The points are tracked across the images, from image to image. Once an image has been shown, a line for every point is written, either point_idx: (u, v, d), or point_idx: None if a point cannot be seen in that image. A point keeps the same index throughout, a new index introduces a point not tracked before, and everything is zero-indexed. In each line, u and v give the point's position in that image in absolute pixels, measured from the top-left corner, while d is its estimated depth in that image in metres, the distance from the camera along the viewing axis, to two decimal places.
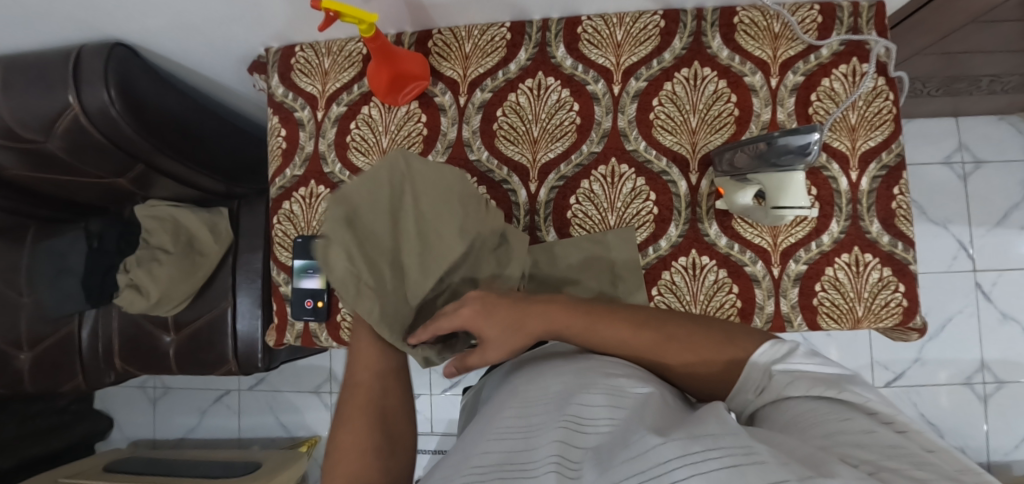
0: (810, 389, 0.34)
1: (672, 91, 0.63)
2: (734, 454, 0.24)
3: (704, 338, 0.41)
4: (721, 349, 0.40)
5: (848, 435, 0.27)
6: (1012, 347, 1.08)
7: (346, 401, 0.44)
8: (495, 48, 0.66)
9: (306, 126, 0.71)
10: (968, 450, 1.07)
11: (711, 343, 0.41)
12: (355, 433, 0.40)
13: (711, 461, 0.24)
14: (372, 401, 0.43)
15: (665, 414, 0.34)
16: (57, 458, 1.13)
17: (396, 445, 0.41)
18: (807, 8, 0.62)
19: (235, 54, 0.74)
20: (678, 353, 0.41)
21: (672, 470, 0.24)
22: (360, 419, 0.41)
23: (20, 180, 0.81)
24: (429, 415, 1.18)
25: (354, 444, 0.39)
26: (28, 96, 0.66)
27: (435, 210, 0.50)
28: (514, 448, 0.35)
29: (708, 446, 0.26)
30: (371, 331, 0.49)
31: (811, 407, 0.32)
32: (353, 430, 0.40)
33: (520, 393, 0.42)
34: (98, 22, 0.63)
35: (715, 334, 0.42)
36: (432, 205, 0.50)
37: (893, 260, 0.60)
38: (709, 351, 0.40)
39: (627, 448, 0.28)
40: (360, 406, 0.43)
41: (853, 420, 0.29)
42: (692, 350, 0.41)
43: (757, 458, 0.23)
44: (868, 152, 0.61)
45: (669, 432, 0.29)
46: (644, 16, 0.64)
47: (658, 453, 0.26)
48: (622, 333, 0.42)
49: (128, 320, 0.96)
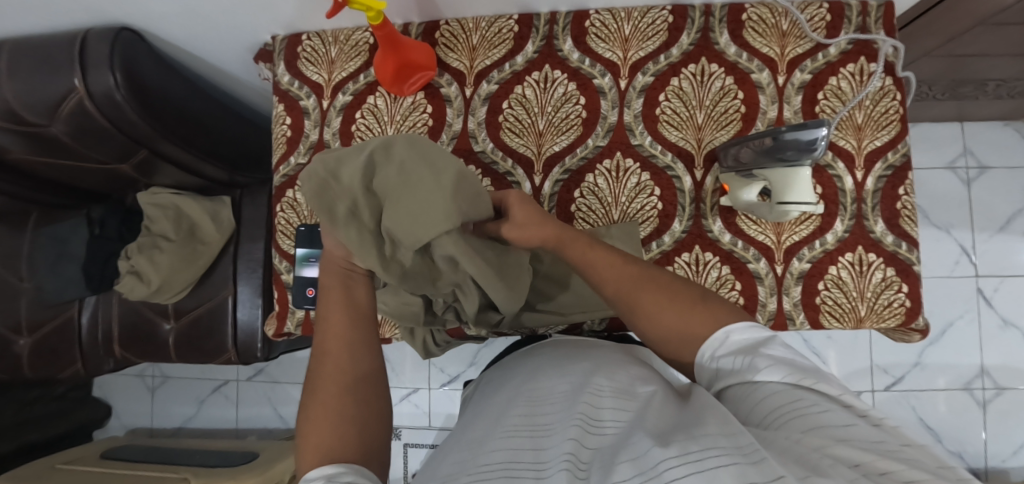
0: (786, 376, 0.32)
1: (678, 87, 0.63)
2: (734, 454, 0.25)
3: (680, 290, 0.43)
4: (695, 310, 0.41)
5: (832, 431, 0.26)
6: (1013, 353, 1.08)
7: (313, 389, 0.40)
8: (503, 40, 0.66)
9: (311, 114, 0.71)
10: (966, 456, 1.07)
11: (686, 301, 0.42)
12: (327, 408, 0.39)
13: (709, 461, 0.24)
14: (345, 373, 0.41)
15: (665, 414, 0.36)
16: (54, 445, 1.13)
17: (374, 415, 0.40)
18: (816, 6, 0.62)
19: (243, 42, 0.74)
20: (662, 313, 0.41)
21: (671, 469, 0.25)
22: (333, 393, 0.40)
23: (26, 164, 0.81)
24: (427, 409, 1.18)
25: (329, 417, 0.38)
26: (34, 79, 0.66)
27: (421, 187, 0.41)
28: (524, 448, 0.37)
29: (707, 445, 0.26)
30: (341, 306, 0.44)
31: (784, 393, 0.31)
32: (326, 405, 0.39)
33: (529, 396, 0.45)
34: (109, 8, 0.63)
35: (691, 292, 0.43)
36: (418, 181, 0.41)
37: (897, 260, 0.60)
38: (677, 300, 0.42)
39: (626, 451, 0.29)
40: (325, 397, 0.39)
41: (830, 413, 0.28)
42: (666, 297, 0.42)
43: (756, 457, 0.24)
44: (873, 152, 0.61)
45: (669, 435, 0.29)
46: (652, 11, 0.64)
47: (656, 454, 0.26)
48: (607, 264, 0.45)
49: (129, 307, 0.96)
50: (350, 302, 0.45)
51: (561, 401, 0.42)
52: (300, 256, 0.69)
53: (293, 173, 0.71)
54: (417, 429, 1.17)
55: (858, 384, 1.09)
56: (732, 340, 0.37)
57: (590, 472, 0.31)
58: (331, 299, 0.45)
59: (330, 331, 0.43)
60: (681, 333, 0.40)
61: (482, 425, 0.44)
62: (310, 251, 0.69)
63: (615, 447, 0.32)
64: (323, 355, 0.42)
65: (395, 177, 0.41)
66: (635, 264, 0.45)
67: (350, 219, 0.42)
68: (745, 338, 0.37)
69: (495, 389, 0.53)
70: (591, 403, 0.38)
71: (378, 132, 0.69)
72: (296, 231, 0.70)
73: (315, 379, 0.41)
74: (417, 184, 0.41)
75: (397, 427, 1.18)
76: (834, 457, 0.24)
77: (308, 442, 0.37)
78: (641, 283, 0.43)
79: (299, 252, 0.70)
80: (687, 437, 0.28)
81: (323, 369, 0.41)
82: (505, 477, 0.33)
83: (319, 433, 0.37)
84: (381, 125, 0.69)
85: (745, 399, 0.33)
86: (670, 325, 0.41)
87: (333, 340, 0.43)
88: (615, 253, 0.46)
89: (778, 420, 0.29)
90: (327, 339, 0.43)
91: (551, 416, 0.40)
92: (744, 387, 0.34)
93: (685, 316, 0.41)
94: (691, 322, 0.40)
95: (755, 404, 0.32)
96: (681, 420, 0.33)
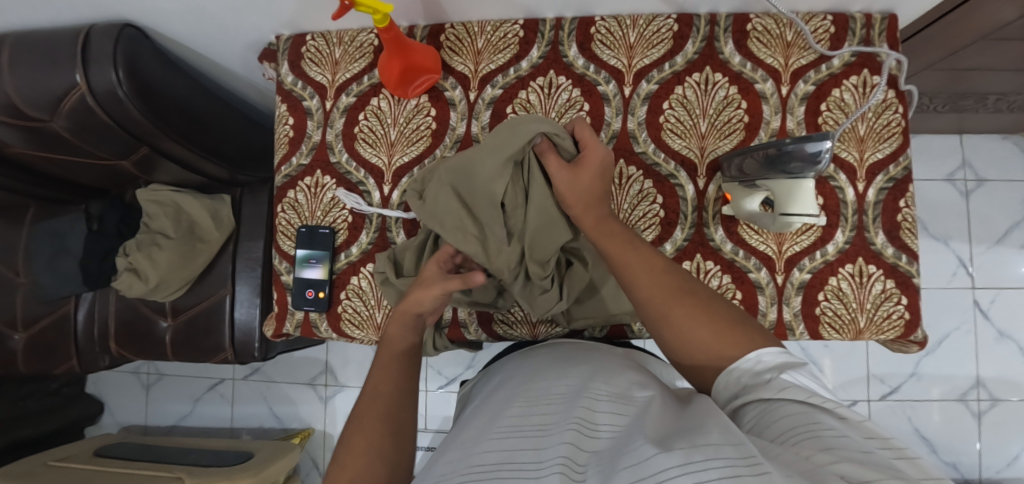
0: (808, 396, 0.33)
1: (682, 95, 0.63)
2: (736, 464, 0.25)
3: (716, 309, 0.41)
4: (732, 332, 0.40)
5: (846, 452, 0.26)
6: (1007, 365, 1.08)
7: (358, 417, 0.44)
8: (508, 45, 0.66)
9: (315, 115, 0.71)
10: (960, 467, 1.08)
11: (725, 323, 0.40)
12: (364, 439, 0.41)
13: (711, 471, 0.24)
14: (387, 409, 0.44)
15: (663, 419, 0.36)
16: (47, 441, 1.12)
17: (402, 458, 0.42)
18: (820, 18, 0.62)
19: (248, 41, 0.73)
20: (697, 329, 0.40)
21: (673, 477, 0.25)
22: (372, 425, 0.42)
23: (25, 158, 0.80)
24: (423, 411, 1.17)
25: (366, 449, 0.40)
26: (35, 73, 0.65)
27: (472, 170, 0.51)
28: (522, 448, 0.37)
29: (710, 455, 0.26)
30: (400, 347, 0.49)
31: (804, 415, 0.31)
32: (364, 437, 0.41)
33: (525, 397, 0.45)
34: (113, 4, 0.63)
35: (727, 313, 0.41)
36: (468, 168, 0.51)
37: (897, 272, 0.60)
38: (715, 318, 0.40)
39: (626, 457, 0.29)
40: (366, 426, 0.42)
41: (847, 437, 0.28)
42: (703, 312, 0.41)
43: (760, 469, 0.24)
44: (875, 164, 0.61)
45: (671, 441, 0.29)
46: (657, 19, 0.64)
47: (659, 460, 0.26)
48: (641, 268, 0.44)
49: (126, 304, 0.95)
50: (408, 349, 0.49)
51: (560, 402, 0.42)
52: (301, 257, 0.69)
53: (295, 173, 0.71)
54: None
55: (854, 393, 1.10)
56: (761, 364, 0.37)
57: (588, 475, 0.31)
58: (390, 341, 0.50)
59: (384, 369, 0.47)
60: (705, 345, 0.40)
61: (481, 424, 0.43)
62: (311, 252, 0.69)
63: (612, 451, 0.32)
64: (372, 387, 0.46)
65: (454, 177, 0.53)
66: (673, 273, 0.44)
67: (451, 229, 0.53)
68: (776, 361, 0.37)
69: (493, 390, 0.53)
70: (590, 406, 0.39)
71: (382, 134, 0.69)
72: (296, 232, 0.70)
73: (360, 406, 0.45)
74: (466, 173, 0.52)
75: None
76: (838, 475, 0.24)
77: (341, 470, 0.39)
78: (675, 294, 0.42)
79: (300, 254, 0.69)
80: (688, 445, 0.28)
81: (365, 404, 0.44)
82: (503, 476, 0.33)
83: (355, 462, 0.40)
84: (385, 127, 0.69)
85: (763, 415, 0.33)
86: (697, 338, 0.40)
87: (380, 378, 0.46)
88: (654, 258, 0.46)
89: (795, 437, 0.30)
90: (376, 377, 0.47)
91: (548, 417, 0.40)
92: (762, 404, 0.34)
93: (715, 334, 0.40)
94: (720, 339, 0.39)
95: (774, 420, 0.32)
96: (680, 425, 0.34)
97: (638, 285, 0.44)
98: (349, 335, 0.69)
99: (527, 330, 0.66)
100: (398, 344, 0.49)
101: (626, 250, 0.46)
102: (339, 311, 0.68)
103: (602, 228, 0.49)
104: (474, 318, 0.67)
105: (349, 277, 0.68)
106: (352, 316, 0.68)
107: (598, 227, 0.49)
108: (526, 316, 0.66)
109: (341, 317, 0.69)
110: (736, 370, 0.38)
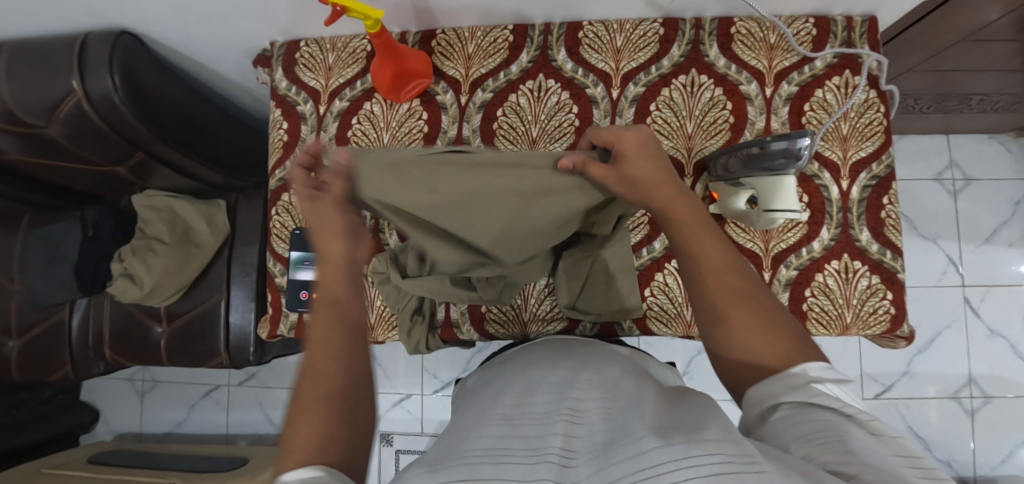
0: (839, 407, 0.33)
1: (669, 97, 0.65)
2: (733, 461, 0.25)
3: (774, 319, 0.40)
4: (788, 350, 0.38)
5: (868, 459, 0.27)
6: (999, 363, 1.09)
7: (302, 393, 0.38)
8: (498, 49, 0.68)
9: (308, 120, 0.72)
10: (954, 464, 1.08)
11: (782, 338, 0.39)
12: (310, 423, 0.36)
13: (709, 467, 0.25)
14: (333, 387, 0.39)
15: (653, 409, 0.37)
16: (41, 449, 1.11)
17: (363, 434, 0.39)
18: (802, 21, 0.64)
19: (242, 47, 0.74)
20: (752, 335, 0.39)
21: (671, 471, 0.25)
22: (319, 403, 0.37)
23: (22, 165, 0.81)
24: (419, 416, 1.17)
25: (315, 428, 0.35)
26: (33, 81, 0.66)
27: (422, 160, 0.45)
28: (515, 436, 0.37)
29: (708, 450, 0.27)
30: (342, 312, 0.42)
31: (827, 424, 0.31)
32: (309, 417, 0.36)
33: (521, 387, 0.46)
34: (110, 11, 0.64)
35: (788, 328, 0.39)
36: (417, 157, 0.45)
37: (883, 268, 0.61)
38: (774, 331, 0.39)
39: (624, 449, 0.30)
40: (314, 404, 0.37)
41: (872, 449, 0.28)
42: (762, 324, 0.39)
43: (759, 467, 0.25)
44: (858, 163, 0.63)
45: (669, 434, 0.30)
46: (643, 23, 0.65)
47: (659, 453, 0.27)
48: (712, 266, 0.42)
49: (120, 309, 0.95)
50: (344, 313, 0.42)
51: (551, 392, 0.43)
52: (295, 260, 0.70)
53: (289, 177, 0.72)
54: (409, 436, 1.17)
55: None
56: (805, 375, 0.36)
57: (579, 462, 0.32)
58: (320, 310, 0.42)
59: (320, 338, 0.41)
60: (754, 349, 0.39)
61: (474, 414, 0.44)
62: (305, 254, 0.70)
63: (604, 440, 0.33)
64: (311, 363, 0.40)
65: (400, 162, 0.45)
66: (741, 276, 0.41)
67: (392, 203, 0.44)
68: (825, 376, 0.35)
69: (484, 383, 0.53)
70: (579, 397, 0.41)
71: (374, 137, 0.70)
72: (291, 235, 0.71)
73: (299, 385, 0.39)
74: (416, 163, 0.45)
75: (389, 433, 1.17)
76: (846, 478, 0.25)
77: (286, 460, 0.34)
78: (734, 298, 0.40)
79: (294, 256, 0.70)
80: (687, 439, 0.29)
81: (308, 380, 0.39)
82: (499, 459, 0.34)
83: (298, 453, 0.34)
84: (377, 131, 0.70)
85: (789, 420, 0.34)
86: (749, 343, 0.39)
87: (318, 354, 0.40)
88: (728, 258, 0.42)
89: (814, 442, 0.30)
90: (315, 348, 0.40)
91: (542, 405, 0.41)
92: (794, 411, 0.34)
93: (767, 343, 0.39)
94: (768, 348, 0.38)
95: (797, 423, 0.33)
96: (673, 417, 0.35)
97: (703, 277, 0.42)
98: None
99: (519, 328, 0.67)
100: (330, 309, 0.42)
101: (703, 239, 0.43)
102: None
103: (680, 210, 0.43)
104: (467, 317, 0.67)
105: None
106: None
107: (676, 211, 0.43)
108: (518, 315, 0.67)
109: None
110: (786, 376, 0.36)
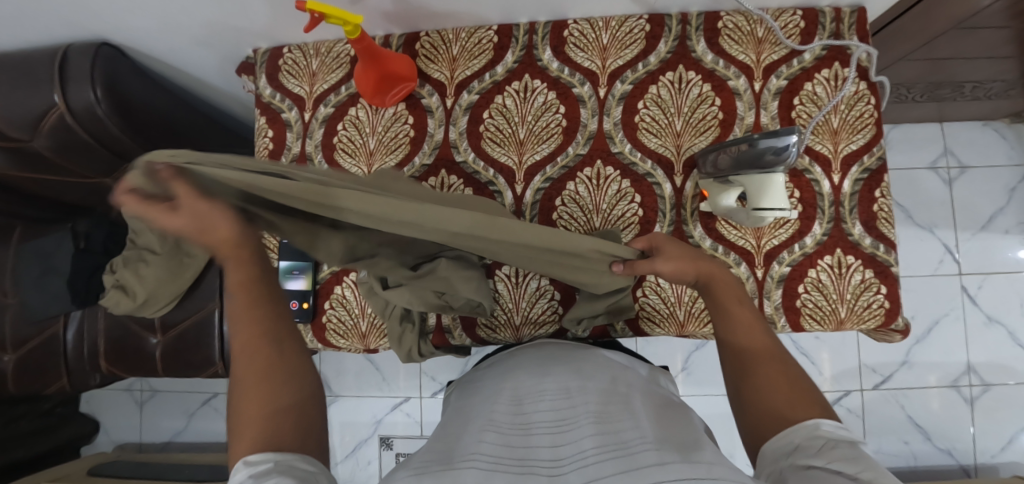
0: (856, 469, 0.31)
1: (657, 95, 0.64)
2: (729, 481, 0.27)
3: (801, 385, 0.42)
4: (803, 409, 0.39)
5: None
6: (997, 350, 1.09)
7: (241, 383, 0.40)
8: (483, 50, 0.67)
9: (294, 127, 0.71)
10: (954, 453, 1.08)
11: (806, 402, 0.40)
12: (258, 403, 0.38)
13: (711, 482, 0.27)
14: (268, 369, 0.40)
15: (656, 427, 0.38)
16: (43, 462, 1.11)
17: (312, 407, 0.41)
18: (790, 14, 0.63)
19: (223, 55, 0.74)
20: (776, 397, 0.41)
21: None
22: (261, 388, 0.39)
23: (9, 179, 0.81)
24: (418, 418, 1.17)
25: (262, 414, 0.38)
26: (16, 97, 0.66)
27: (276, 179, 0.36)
28: (504, 444, 0.37)
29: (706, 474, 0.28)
30: (257, 305, 0.41)
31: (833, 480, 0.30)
32: (256, 405, 0.38)
33: (513, 394, 0.45)
34: (89, 23, 0.63)
35: (809, 391, 0.41)
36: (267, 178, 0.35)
37: (876, 262, 0.61)
38: (797, 393, 0.41)
39: (620, 464, 0.31)
40: (257, 389, 0.39)
41: None
42: (787, 386, 0.42)
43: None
44: (849, 156, 0.62)
45: (666, 451, 0.32)
46: (629, 20, 0.65)
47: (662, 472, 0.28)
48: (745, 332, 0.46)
49: (115, 321, 0.95)
50: (267, 303, 0.42)
51: (542, 400, 0.43)
52: (284, 269, 0.69)
53: None
54: (408, 438, 1.16)
55: (847, 384, 1.10)
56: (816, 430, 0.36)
57: (566, 471, 0.32)
58: (235, 294, 0.41)
59: (245, 330, 0.41)
60: (767, 378, 0.42)
61: (464, 421, 0.44)
62: (294, 263, 0.69)
63: (594, 448, 0.34)
64: (239, 355, 0.40)
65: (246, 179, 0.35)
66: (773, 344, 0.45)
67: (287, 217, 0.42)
68: (835, 434, 0.36)
69: (473, 389, 0.53)
70: (571, 406, 0.41)
71: (361, 143, 0.69)
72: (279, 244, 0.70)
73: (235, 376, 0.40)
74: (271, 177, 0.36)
75: (390, 436, 1.17)
76: None
77: (240, 446, 0.36)
78: (772, 366, 0.43)
79: (283, 265, 0.69)
80: (682, 458, 0.31)
81: (245, 368, 0.40)
82: (489, 467, 0.33)
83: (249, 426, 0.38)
84: (363, 136, 0.69)
85: (800, 474, 0.32)
86: (766, 382, 0.42)
87: (247, 333, 0.41)
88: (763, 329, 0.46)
89: None
90: (243, 340, 0.41)
91: (533, 414, 0.41)
92: (806, 468, 0.33)
93: (788, 398, 0.41)
94: (789, 403, 0.40)
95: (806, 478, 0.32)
96: (669, 434, 0.36)
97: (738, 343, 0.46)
98: (334, 344, 0.70)
99: (510, 332, 0.66)
100: (243, 294, 0.41)
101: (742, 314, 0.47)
102: (324, 321, 0.68)
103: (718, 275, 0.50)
104: (458, 323, 0.67)
105: (332, 287, 0.68)
106: (336, 326, 0.68)
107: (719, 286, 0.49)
108: (510, 319, 0.66)
109: (326, 327, 0.69)
110: (802, 428, 0.36)
